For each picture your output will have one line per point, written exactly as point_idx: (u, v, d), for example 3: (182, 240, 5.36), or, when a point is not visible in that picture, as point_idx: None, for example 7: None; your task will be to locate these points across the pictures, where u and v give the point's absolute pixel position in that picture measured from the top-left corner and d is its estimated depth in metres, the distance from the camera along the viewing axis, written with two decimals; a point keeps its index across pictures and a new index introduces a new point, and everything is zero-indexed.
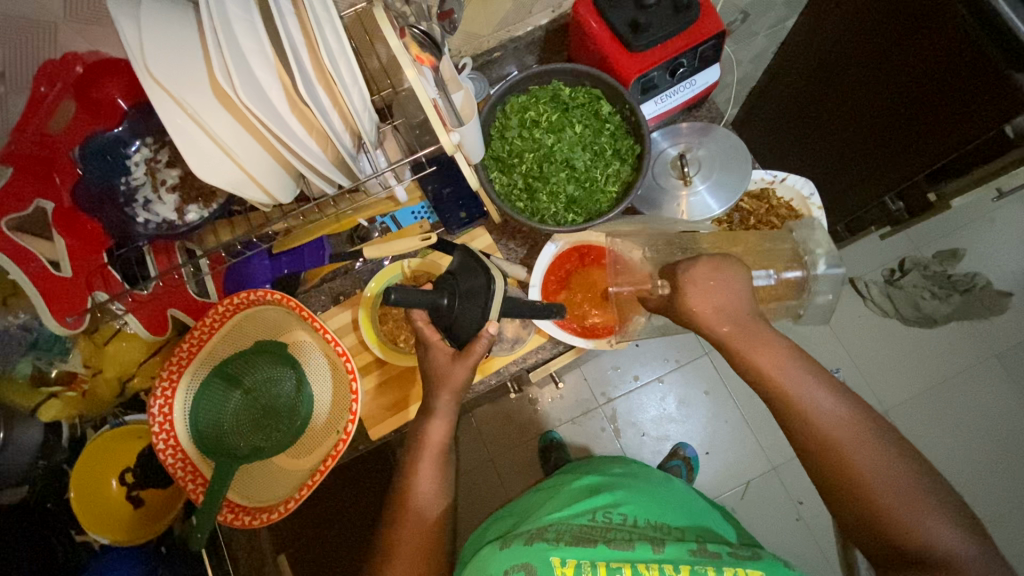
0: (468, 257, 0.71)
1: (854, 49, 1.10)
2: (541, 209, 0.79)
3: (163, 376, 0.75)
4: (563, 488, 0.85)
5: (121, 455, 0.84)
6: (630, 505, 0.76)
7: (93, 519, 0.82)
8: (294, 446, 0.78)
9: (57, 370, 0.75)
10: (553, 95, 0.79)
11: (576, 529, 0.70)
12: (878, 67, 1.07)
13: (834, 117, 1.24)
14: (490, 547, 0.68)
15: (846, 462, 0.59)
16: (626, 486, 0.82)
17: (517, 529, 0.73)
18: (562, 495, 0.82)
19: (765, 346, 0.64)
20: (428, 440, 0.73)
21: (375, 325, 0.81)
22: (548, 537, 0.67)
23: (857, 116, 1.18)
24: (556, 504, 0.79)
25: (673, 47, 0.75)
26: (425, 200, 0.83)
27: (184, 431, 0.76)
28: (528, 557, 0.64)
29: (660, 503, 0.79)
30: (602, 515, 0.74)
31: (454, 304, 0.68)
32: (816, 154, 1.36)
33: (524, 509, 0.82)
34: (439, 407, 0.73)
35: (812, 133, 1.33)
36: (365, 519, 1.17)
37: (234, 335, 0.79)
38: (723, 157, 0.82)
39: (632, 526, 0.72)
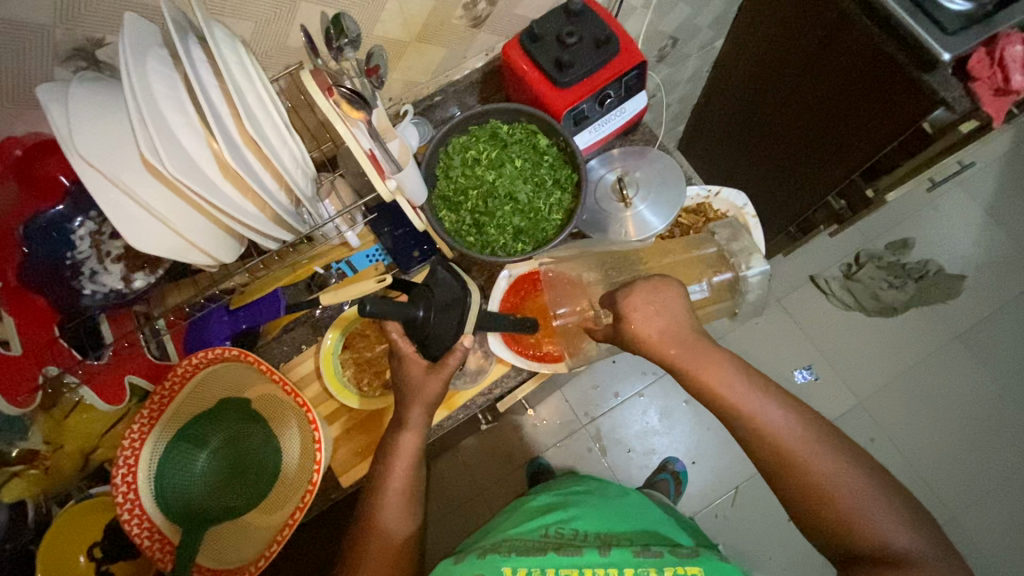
0: (438, 269, 0.73)
1: (778, 63, 1.17)
2: (490, 241, 0.81)
3: (125, 444, 0.74)
4: (523, 506, 0.87)
5: (86, 530, 0.81)
6: (582, 518, 0.78)
7: None
8: (265, 501, 0.78)
9: (17, 450, 0.73)
10: (491, 134, 0.82)
11: (529, 542, 0.72)
12: (802, 78, 1.14)
13: (771, 127, 1.31)
14: (446, 562, 0.71)
15: (796, 460, 0.61)
16: (581, 499, 0.84)
17: (476, 544, 0.75)
18: (521, 512, 0.84)
19: (711, 355, 0.66)
20: (397, 479, 0.73)
21: (338, 370, 0.82)
22: (501, 548, 0.70)
23: (790, 126, 1.25)
24: (518, 519, 0.81)
25: (598, 80, 0.80)
26: (378, 244, 0.86)
27: (150, 498, 0.75)
28: (480, 568, 0.67)
29: (616, 513, 0.81)
30: (556, 529, 0.76)
31: (429, 315, 0.68)
32: (760, 163, 1.42)
33: (486, 525, 0.84)
34: (406, 443, 0.74)
35: (754, 145, 1.40)
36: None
37: (195, 396, 0.79)
38: (660, 177, 0.86)
39: (583, 536, 0.74)
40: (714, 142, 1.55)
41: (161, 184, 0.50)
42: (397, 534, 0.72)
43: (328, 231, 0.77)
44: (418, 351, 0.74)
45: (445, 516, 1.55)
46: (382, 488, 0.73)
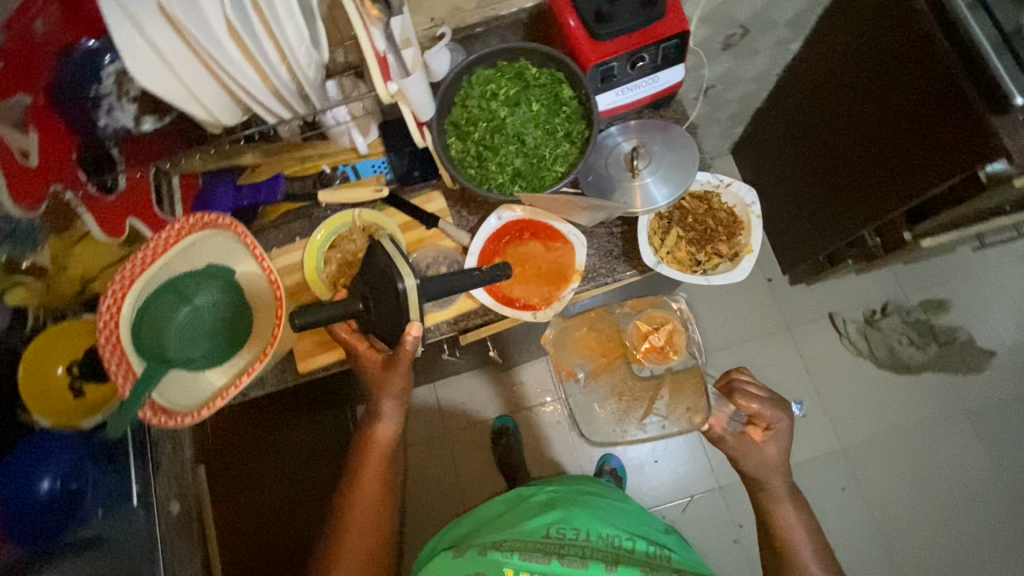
0: (382, 251, 0.71)
1: (847, 77, 1.11)
2: (489, 177, 0.82)
3: (116, 280, 0.78)
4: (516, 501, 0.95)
5: (73, 343, 0.86)
6: (580, 519, 0.87)
7: (32, 393, 0.82)
8: (226, 361, 0.87)
9: (25, 262, 0.79)
10: (518, 72, 0.82)
11: (527, 542, 0.82)
12: (867, 96, 1.08)
13: (828, 147, 1.24)
14: (447, 556, 0.83)
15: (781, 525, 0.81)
16: (576, 501, 0.91)
17: (478, 536, 0.87)
18: (517, 508, 0.92)
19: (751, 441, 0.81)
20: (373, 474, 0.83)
21: (319, 265, 0.86)
22: (501, 549, 0.80)
23: (847, 149, 1.18)
24: (511, 518, 0.90)
25: (635, 41, 0.78)
26: (385, 157, 0.89)
27: (128, 332, 0.79)
28: (480, 566, 0.79)
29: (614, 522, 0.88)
30: (555, 530, 0.84)
31: (370, 308, 0.72)
32: (809, 183, 1.35)
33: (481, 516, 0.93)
34: (379, 437, 0.84)
35: (807, 162, 1.33)
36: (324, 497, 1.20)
37: (185, 255, 0.84)
38: (676, 157, 0.84)
39: (581, 542, 0.82)
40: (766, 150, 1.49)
41: (171, 29, 0.53)
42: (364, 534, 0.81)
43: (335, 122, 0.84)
44: (376, 350, 0.79)
45: (411, 449, 1.61)
46: (359, 486, 0.83)
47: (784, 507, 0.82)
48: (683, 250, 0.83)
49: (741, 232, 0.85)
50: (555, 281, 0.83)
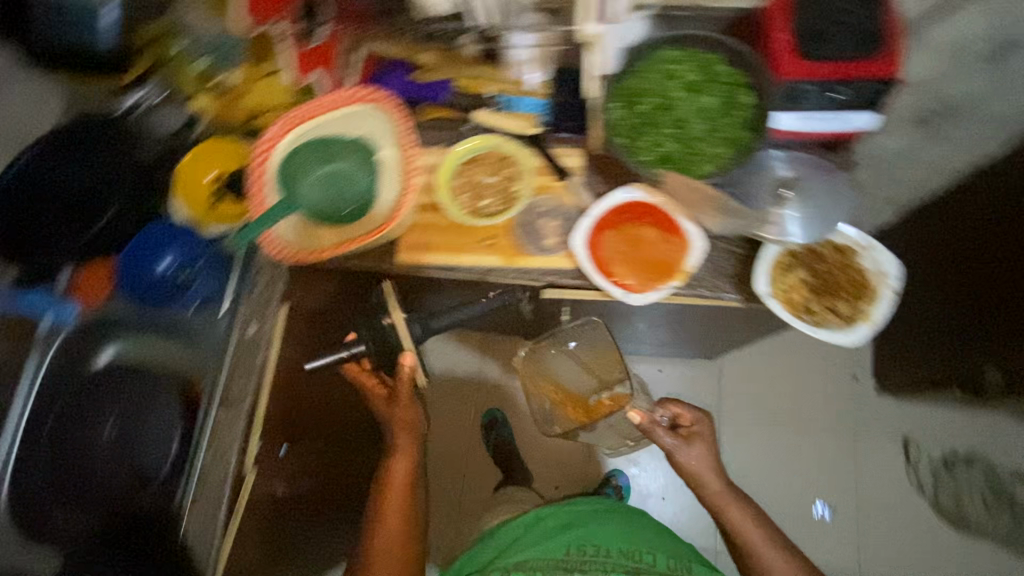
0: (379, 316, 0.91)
1: None
2: (638, 150, 0.81)
3: (283, 117, 0.91)
4: (540, 517, 0.96)
5: (227, 157, 0.96)
6: (599, 537, 0.89)
7: (184, 184, 0.95)
8: (339, 225, 0.92)
9: (219, 76, 0.95)
10: (705, 63, 0.81)
11: (550, 566, 0.84)
12: None
13: (961, 269, 1.17)
14: None
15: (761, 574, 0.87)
16: (602, 519, 0.94)
17: (499, 561, 0.89)
18: (535, 533, 0.93)
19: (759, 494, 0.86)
20: (398, 480, 0.87)
21: (451, 175, 0.91)
22: (525, 573, 0.83)
23: (978, 276, 1.13)
24: (531, 540, 0.92)
25: (842, 69, 0.75)
26: (547, 100, 0.91)
27: (275, 162, 0.91)
28: None
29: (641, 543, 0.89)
30: (574, 551, 0.86)
31: (369, 348, 0.90)
32: (927, 301, 1.27)
33: (502, 544, 0.94)
34: (398, 469, 0.87)
35: (936, 279, 1.25)
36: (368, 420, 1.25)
37: (345, 119, 0.92)
38: (827, 201, 0.82)
39: (605, 559, 0.85)
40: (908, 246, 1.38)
41: None
42: (399, 543, 0.84)
43: (515, 55, 0.90)
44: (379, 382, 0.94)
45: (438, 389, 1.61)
46: (387, 509, 0.85)
47: (776, 555, 0.85)
48: (798, 293, 0.81)
49: (867, 299, 0.80)
50: (661, 273, 0.82)
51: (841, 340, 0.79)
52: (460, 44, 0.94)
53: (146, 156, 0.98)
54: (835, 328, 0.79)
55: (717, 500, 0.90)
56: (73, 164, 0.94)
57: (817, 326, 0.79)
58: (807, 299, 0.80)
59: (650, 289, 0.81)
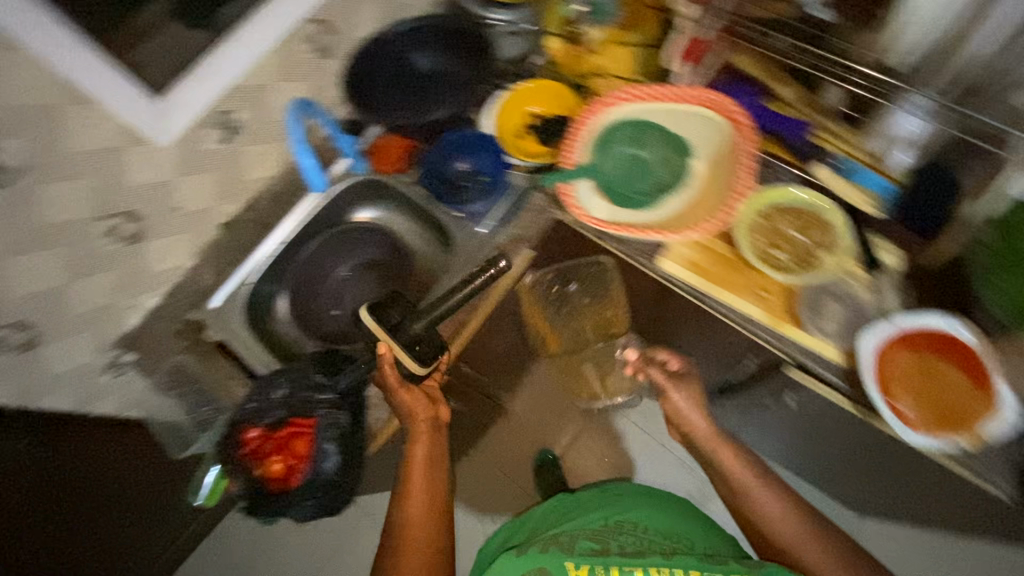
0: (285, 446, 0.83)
1: None
2: (1002, 286, 0.70)
3: (630, 88, 0.93)
4: (573, 505, 1.00)
5: (554, 100, 1.01)
6: (643, 517, 0.93)
7: (511, 106, 1.02)
8: (623, 207, 0.92)
9: (580, 27, 1.00)
10: None
11: (584, 543, 0.85)
12: None
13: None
14: (507, 554, 0.83)
15: None
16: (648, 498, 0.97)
17: (533, 540, 0.90)
18: (569, 517, 0.96)
19: None
20: (416, 486, 0.82)
21: (760, 211, 0.87)
22: (565, 547, 0.83)
23: None
24: (570, 524, 0.94)
25: None
26: (899, 188, 0.84)
27: (598, 124, 0.95)
28: (543, 564, 0.80)
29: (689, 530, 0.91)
30: (610, 524, 0.91)
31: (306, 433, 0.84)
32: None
33: (535, 527, 0.97)
34: (418, 451, 0.85)
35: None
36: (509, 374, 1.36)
37: (681, 115, 0.93)
38: None
39: (644, 536, 0.88)
40: None
41: None
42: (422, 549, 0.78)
43: (897, 126, 0.84)
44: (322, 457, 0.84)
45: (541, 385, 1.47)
46: (410, 483, 0.83)
47: None
48: None
49: None
50: (944, 421, 0.74)
51: None
52: (830, 91, 0.89)
53: (481, 68, 1.04)
54: None
55: (721, 454, 0.92)
56: (432, 50, 1.05)
57: None
58: None
59: (928, 431, 0.73)
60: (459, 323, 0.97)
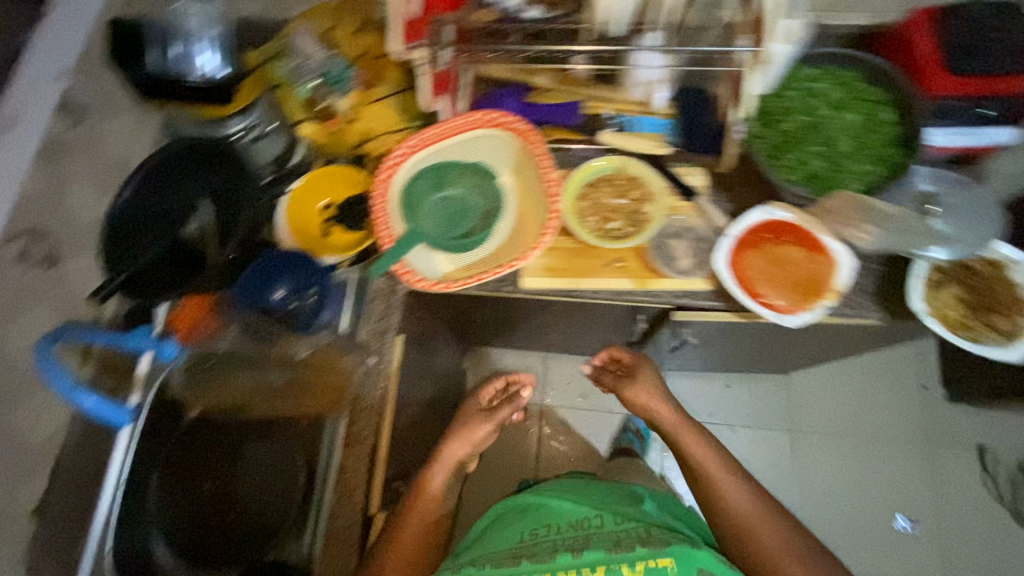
0: None
1: None
2: (782, 165, 0.80)
3: (404, 145, 0.88)
4: (520, 504, 0.90)
5: (335, 186, 0.94)
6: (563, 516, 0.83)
7: (296, 216, 0.93)
8: (462, 254, 0.91)
9: (326, 103, 0.94)
10: (844, 81, 0.81)
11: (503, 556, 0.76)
12: None
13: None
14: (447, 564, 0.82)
15: None
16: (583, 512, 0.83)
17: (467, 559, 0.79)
18: (515, 521, 0.85)
19: None
20: (438, 475, 0.89)
21: (575, 199, 0.89)
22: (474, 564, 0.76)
23: None
24: (499, 542, 0.81)
25: (991, 86, 0.74)
26: (671, 119, 0.90)
27: (395, 190, 0.88)
28: None
29: (596, 535, 0.77)
30: (531, 533, 0.80)
31: None
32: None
33: (493, 529, 0.86)
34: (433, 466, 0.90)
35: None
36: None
37: (463, 145, 0.91)
38: (971, 224, 0.80)
39: (557, 533, 0.78)
40: None
41: None
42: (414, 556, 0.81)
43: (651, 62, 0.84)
44: None
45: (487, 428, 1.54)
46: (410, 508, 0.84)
47: None
48: (954, 309, 0.77)
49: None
50: (808, 290, 0.80)
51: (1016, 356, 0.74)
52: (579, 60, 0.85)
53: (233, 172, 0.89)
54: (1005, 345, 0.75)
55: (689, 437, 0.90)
56: (181, 178, 0.88)
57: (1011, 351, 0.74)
58: (986, 332, 0.76)
59: (797, 309, 0.79)
60: (370, 452, 0.85)
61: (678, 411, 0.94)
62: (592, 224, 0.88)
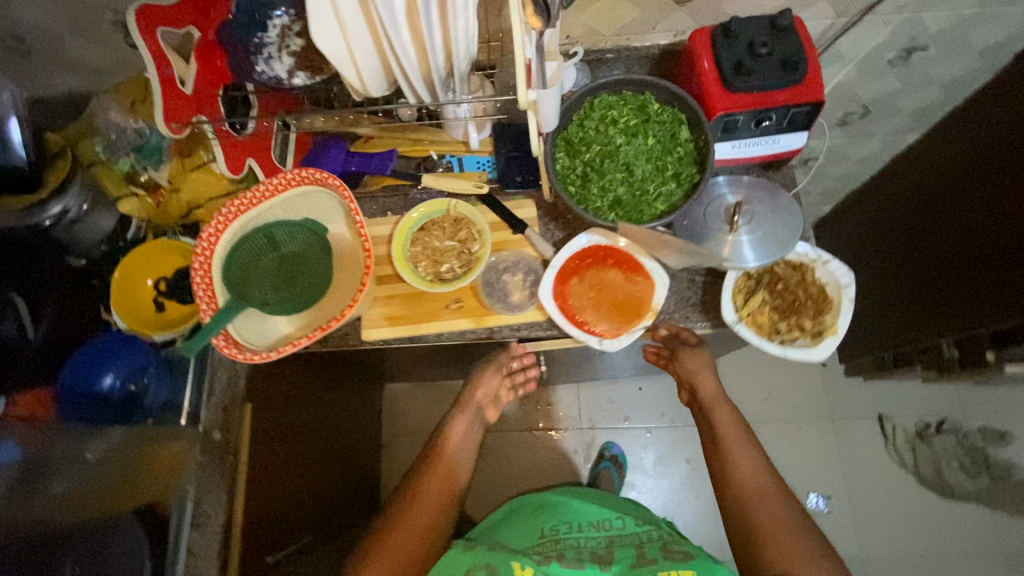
0: None
1: (931, 194, 1.12)
2: (589, 199, 0.82)
3: (222, 211, 0.85)
4: (536, 500, 1.14)
5: (161, 262, 0.92)
6: (581, 515, 1.08)
7: (122, 301, 0.90)
8: (299, 315, 0.89)
9: (145, 176, 0.91)
10: (641, 105, 0.83)
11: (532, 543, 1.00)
12: (949, 224, 1.08)
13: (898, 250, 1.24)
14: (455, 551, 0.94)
15: None
16: (603, 513, 1.09)
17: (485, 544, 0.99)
18: (535, 516, 1.09)
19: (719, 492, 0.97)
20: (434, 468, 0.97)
21: (405, 245, 0.89)
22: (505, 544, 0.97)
23: (915, 265, 1.19)
24: (521, 527, 1.06)
25: (767, 100, 0.76)
26: (492, 156, 0.91)
27: (219, 259, 0.85)
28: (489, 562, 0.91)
29: (615, 537, 1.02)
30: (552, 528, 1.04)
31: None
32: (880, 294, 1.33)
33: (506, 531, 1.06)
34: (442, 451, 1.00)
35: (881, 263, 1.31)
36: (346, 481, 1.33)
37: (289, 203, 0.89)
38: (778, 223, 0.82)
39: (577, 537, 1.02)
40: (843, 243, 1.46)
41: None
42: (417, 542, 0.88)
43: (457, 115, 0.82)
44: None
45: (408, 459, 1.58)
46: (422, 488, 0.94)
47: None
48: (766, 314, 0.80)
49: (828, 311, 0.80)
50: (629, 313, 0.82)
51: (818, 354, 0.78)
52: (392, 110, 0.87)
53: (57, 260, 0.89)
54: (811, 344, 0.79)
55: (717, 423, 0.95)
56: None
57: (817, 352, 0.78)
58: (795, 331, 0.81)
59: (618, 333, 0.81)
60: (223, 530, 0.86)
61: (737, 418, 0.96)
62: (426, 268, 0.88)
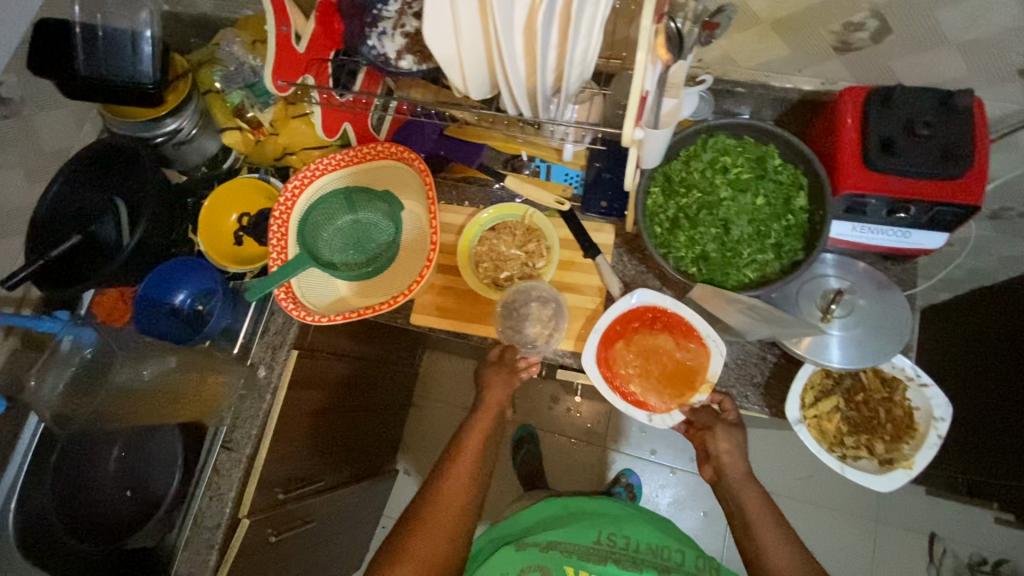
0: None
1: None
2: (672, 245, 0.76)
3: (312, 166, 0.86)
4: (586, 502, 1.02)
5: (248, 199, 0.98)
6: (633, 530, 0.95)
7: (206, 229, 0.95)
8: (359, 284, 0.89)
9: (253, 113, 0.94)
10: (760, 157, 0.75)
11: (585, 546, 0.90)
12: None
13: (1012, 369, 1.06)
14: (508, 548, 0.91)
15: None
16: (660, 540, 0.93)
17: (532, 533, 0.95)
18: (592, 519, 0.96)
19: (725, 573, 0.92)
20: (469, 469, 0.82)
21: (472, 243, 0.88)
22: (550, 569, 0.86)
23: None
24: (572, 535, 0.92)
25: (910, 189, 0.66)
26: (581, 171, 0.88)
27: (298, 212, 0.87)
28: (542, 561, 0.88)
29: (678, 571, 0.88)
30: (607, 536, 0.92)
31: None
32: (971, 409, 1.16)
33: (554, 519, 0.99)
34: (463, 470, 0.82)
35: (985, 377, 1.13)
36: (370, 436, 1.38)
37: (375, 172, 0.90)
38: (879, 324, 0.73)
39: (626, 548, 0.91)
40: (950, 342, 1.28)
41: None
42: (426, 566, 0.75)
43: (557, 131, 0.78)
44: None
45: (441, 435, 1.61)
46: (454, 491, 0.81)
47: None
48: (833, 423, 0.73)
49: (907, 439, 0.72)
50: (681, 384, 0.76)
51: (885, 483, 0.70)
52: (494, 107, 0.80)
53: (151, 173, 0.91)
54: (879, 471, 0.71)
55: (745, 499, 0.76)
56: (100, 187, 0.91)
57: (887, 480, 0.70)
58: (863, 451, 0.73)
59: (669, 407, 0.76)
60: (245, 463, 0.91)
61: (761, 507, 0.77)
62: (487, 272, 0.87)
